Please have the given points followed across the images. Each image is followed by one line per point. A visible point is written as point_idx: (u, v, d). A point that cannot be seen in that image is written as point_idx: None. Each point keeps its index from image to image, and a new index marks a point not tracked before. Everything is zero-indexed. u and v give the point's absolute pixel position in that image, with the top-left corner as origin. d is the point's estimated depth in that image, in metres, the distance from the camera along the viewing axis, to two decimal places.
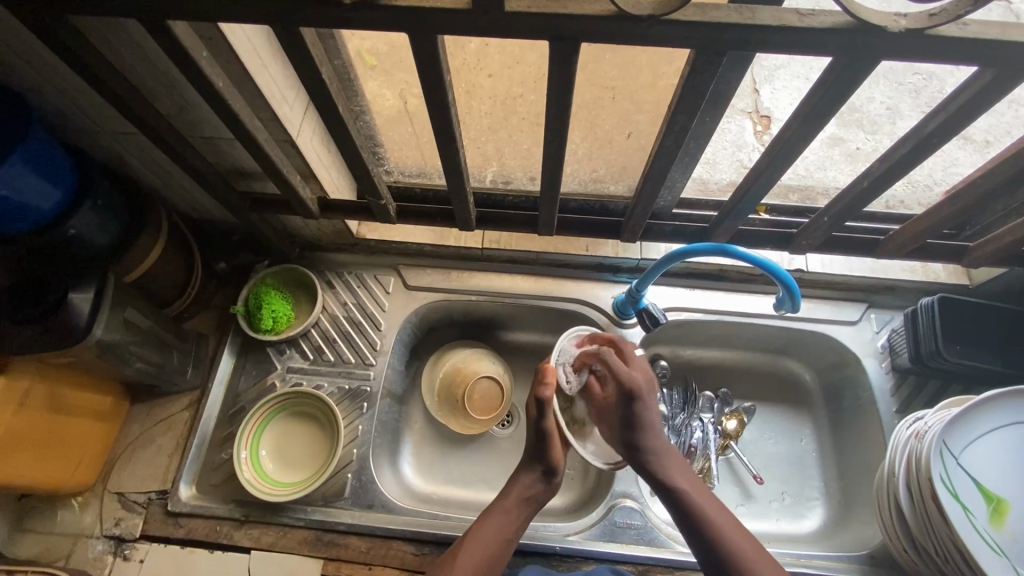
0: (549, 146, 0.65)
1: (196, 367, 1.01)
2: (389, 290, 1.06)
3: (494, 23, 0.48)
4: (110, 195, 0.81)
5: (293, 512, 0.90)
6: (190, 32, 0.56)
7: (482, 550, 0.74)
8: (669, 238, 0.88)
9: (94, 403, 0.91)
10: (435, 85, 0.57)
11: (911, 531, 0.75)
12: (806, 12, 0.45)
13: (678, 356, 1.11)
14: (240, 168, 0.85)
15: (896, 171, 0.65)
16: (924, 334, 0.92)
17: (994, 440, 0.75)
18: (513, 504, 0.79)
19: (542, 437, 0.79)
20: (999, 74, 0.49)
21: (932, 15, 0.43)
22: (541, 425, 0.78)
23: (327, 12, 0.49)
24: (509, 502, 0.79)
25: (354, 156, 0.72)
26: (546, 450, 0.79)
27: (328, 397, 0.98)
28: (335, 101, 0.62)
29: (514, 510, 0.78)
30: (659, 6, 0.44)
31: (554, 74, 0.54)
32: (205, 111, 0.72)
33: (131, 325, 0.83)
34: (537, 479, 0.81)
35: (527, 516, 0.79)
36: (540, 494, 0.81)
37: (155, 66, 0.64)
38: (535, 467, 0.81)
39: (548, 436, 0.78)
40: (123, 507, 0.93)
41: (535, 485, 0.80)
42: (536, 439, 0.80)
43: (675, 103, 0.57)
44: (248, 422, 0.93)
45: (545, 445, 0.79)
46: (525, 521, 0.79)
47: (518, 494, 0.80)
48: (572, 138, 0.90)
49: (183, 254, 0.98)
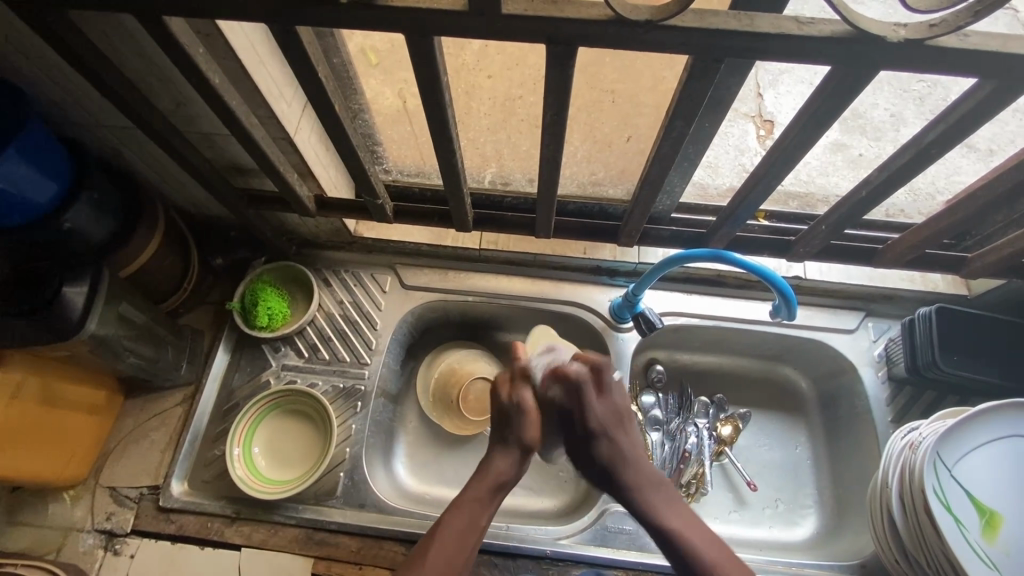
0: (547, 149, 0.64)
1: (191, 363, 1.01)
2: (386, 289, 1.06)
3: (491, 25, 0.48)
4: (106, 189, 0.81)
5: (285, 509, 0.90)
6: (187, 28, 0.56)
7: (450, 547, 0.70)
8: (667, 242, 0.88)
9: (87, 397, 0.91)
10: (432, 85, 0.56)
11: (904, 542, 0.75)
12: (805, 20, 0.44)
13: (675, 361, 1.11)
14: (237, 164, 0.85)
15: (895, 180, 0.65)
16: (921, 344, 0.91)
17: (988, 452, 0.75)
18: (483, 494, 0.73)
19: (517, 409, 0.75)
20: (999, 85, 0.49)
21: (932, 26, 0.43)
22: (522, 396, 0.76)
23: (322, 11, 0.49)
24: (477, 486, 0.74)
25: (351, 154, 0.72)
26: (522, 427, 0.75)
27: (322, 395, 0.98)
28: (332, 99, 0.62)
29: (483, 500, 0.73)
30: (658, 12, 0.43)
31: (552, 77, 0.53)
32: (202, 108, 0.72)
33: (125, 319, 0.83)
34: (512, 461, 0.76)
35: (500, 502, 0.74)
36: (512, 478, 0.75)
37: (153, 62, 0.64)
38: (512, 448, 0.75)
39: (531, 408, 0.75)
40: (115, 502, 0.93)
41: (508, 468, 0.74)
42: (501, 408, 0.77)
43: (673, 108, 0.56)
44: (242, 418, 0.93)
45: (522, 423, 0.75)
46: (497, 506, 0.74)
47: (492, 475, 0.74)
48: (572, 140, 0.89)
49: (179, 249, 0.98)
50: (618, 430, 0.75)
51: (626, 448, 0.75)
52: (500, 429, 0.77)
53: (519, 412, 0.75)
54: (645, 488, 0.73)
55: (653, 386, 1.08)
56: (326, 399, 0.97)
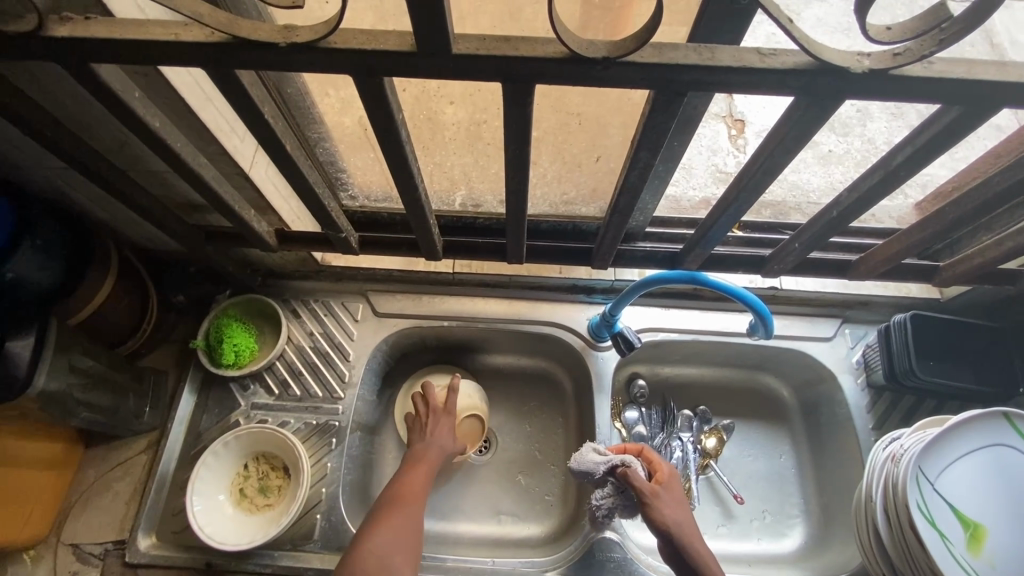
0: (512, 181, 0.62)
1: (154, 407, 0.96)
2: (358, 317, 1.03)
3: (443, 65, 0.45)
4: (51, 234, 0.76)
5: (260, 558, 0.86)
6: (120, 72, 0.52)
7: (404, 505, 0.79)
8: (642, 262, 0.88)
9: (41, 451, 0.86)
10: (387, 123, 0.54)
11: (891, 558, 0.74)
12: (767, 52, 0.43)
13: (656, 374, 1.11)
14: (192, 201, 0.81)
15: (867, 199, 0.63)
16: (898, 352, 0.91)
17: (969, 463, 0.74)
18: (418, 469, 0.86)
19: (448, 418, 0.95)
20: (965, 110, 0.47)
21: (895, 55, 0.41)
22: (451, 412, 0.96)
23: (259, 55, 0.45)
24: (415, 465, 0.87)
25: (308, 191, 0.68)
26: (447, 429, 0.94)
27: (226, 451, 0.90)
28: (283, 139, 0.59)
29: (419, 474, 0.85)
30: (615, 48, 0.41)
31: (511, 113, 0.51)
32: (147, 148, 0.67)
33: (78, 370, 0.79)
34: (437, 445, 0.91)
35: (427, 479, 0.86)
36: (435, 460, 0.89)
37: (87, 106, 0.60)
38: (441, 439, 0.92)
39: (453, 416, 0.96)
40: (78, 561, 0.88)
41: (433, 450, 0.89)
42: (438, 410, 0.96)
43: (637, 138, 0.54)
44: (200, 520, 0.84)
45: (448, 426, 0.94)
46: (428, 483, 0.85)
47: (426, 458, 0.88)
48: (540, 162, 0.85)
49: (136, 290, 0.93)
50: (677, 503, 0.75)
51: (678, 512, 0.74)
52: (432, 430, 0.93)
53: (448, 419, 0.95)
54: (696, 542, 0.71)
55: (635, 401, 1.07)
56: (221, 457, 0.89)
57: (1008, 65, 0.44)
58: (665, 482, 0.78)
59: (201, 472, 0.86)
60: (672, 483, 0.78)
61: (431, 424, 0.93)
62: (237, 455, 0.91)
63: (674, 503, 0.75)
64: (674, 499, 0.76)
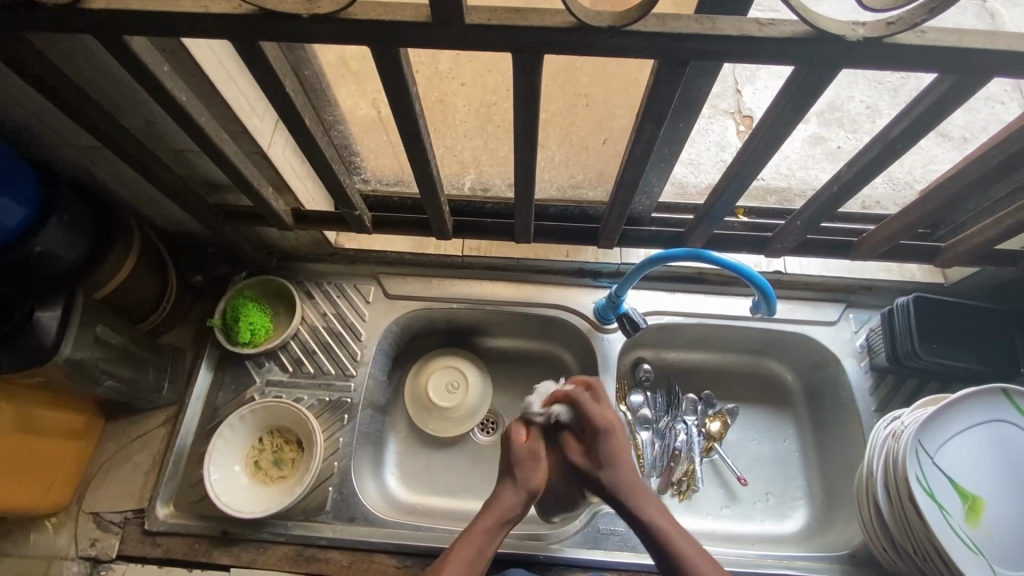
0: (520, 155, 0.64)
1: (173, 382, 0.99)
2: (369, 299, 1.05)
3: (455, 36, 0.47)
4: (78, 210, 0.80)
5: (273, 527, 0.89)
6: (151, 47, 0.55)
7: (465, 556, 0.68)
8: (646, 243, 0.89)
9: (66, 421, 0.89)
10: (402, 96, 0.56)
11: (891, 531, 0.76)
12: (766, 21, 0.45)
13: (661, 358, 1.12)
14: (212, 180, 0.84)
15: (866, 173, 0.65)
16: (900, 333, 0.92)
17: (968, 439, 0.75)
18: (487, 521, 0.71)
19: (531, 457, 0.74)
20: (958, 80, 0.49)
21: (889, 24, 0.43)
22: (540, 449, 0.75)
23: (284, 26, 0.48)
24: (486, 514, 0.71)
25: (324, 167, 0.71)
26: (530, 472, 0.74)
27: (241, 424, 0.93)
28: (303, 113, 0.61)
29: (489, 526, 0.71)
30: (620, 17, 0.44)
31: (520, 84, 0.53)
32: (172, 125, 0.70)
33: (101, 342, 0.82)
34: (516, 496, 0.73)
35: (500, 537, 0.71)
36: (516, 512, 0.72)
37: (117, 83, 0.63)
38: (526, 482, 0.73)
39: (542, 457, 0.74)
40: (99, 528, 0.91)
41: (507, 502, 0.72)
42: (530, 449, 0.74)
43: (642, 111, 0.56)
44: (217, 489, 0.87)
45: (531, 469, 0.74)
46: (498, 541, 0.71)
47: (502, 506, 0.72)
48: (548, 145, 0.87)
49: (157, 268, 0.96)
50: (615, 456, 0.73)
51: (615, 459, 0.73)
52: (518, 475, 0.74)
53: (532, 461, 0.74)
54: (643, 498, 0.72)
55: (641, 385, 1.10)
56: (237, 430, 0.92)
57: (997, 34, 0.45)
58: (600, 431, 0.73)
59: (218, 443, 0.89)
60: (611, 433, 0.73)
61: (519, 467, 0.74)
62: (252, 429, 0.94)
63: (612, 456, 0.73)
64: (612, 453, 0.73)
